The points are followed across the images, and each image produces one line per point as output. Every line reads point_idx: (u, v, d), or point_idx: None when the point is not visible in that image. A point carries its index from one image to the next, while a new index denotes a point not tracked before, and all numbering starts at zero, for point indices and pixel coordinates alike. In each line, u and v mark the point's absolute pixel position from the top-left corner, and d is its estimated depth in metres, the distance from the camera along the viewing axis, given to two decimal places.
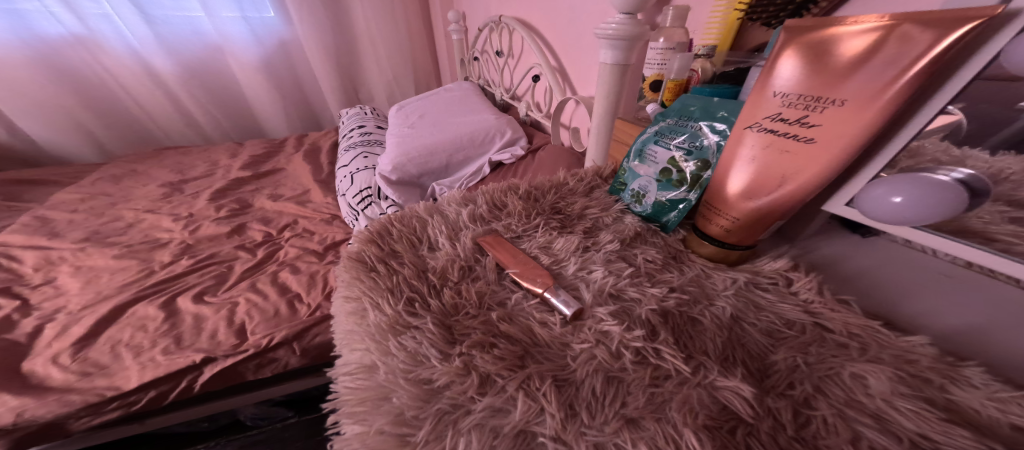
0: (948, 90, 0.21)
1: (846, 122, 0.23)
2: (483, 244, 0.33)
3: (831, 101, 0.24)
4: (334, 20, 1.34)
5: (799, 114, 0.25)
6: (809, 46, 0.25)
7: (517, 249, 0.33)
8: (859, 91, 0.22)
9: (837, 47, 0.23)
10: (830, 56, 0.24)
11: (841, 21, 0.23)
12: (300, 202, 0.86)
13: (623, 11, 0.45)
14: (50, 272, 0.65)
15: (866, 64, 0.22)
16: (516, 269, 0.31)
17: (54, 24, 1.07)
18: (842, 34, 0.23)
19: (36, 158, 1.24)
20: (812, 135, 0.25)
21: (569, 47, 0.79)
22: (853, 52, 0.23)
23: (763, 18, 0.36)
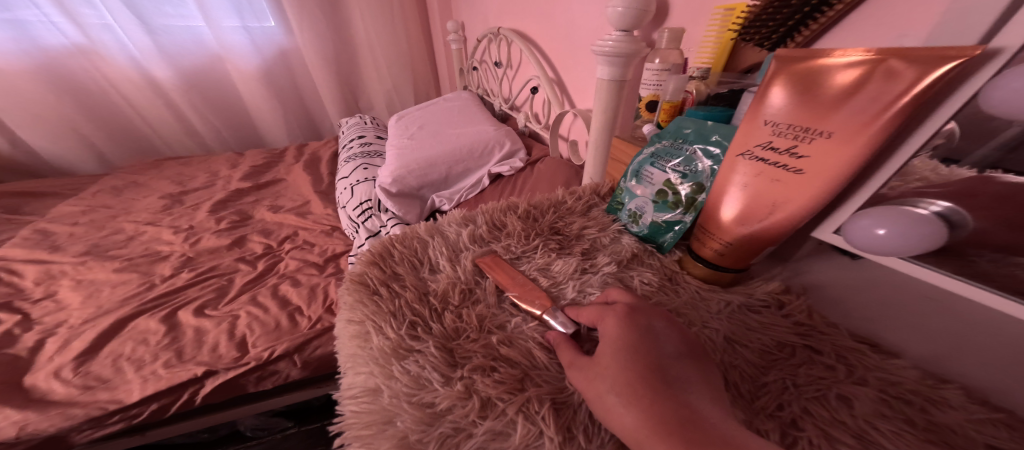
0: (934, 121, 0.22)
1: (834, 153, 0.24)
2: (483, 266, 0.34)
3: (819, 133, 0.25)
4: (335, 29, 1.35)
5: (789, 144, 0.26)
6: (797, 77, 0.26)
7: (515, 271, 0.34)
8: (845, 124, 0.23)
9: (827, 78, 0.24)
10: (819, 88, 0.25)
11: (829, 53, 0.24)
12: (301, 213, 0.87)
13: (620, 29, 0.47)
14: (51, 286, 0.65)
15: (853, 98, 0.23)
16: (515, 291, 0.32)
17: (56, 33, 1.08)
18: (830, 65, 0.24)
19: (37, 169, 1.24)
20: (801, 166, 0.26)
21: (567, 60, 0.80)
22: (843, 84, 0.24)
23: (755, 40, 0.37)
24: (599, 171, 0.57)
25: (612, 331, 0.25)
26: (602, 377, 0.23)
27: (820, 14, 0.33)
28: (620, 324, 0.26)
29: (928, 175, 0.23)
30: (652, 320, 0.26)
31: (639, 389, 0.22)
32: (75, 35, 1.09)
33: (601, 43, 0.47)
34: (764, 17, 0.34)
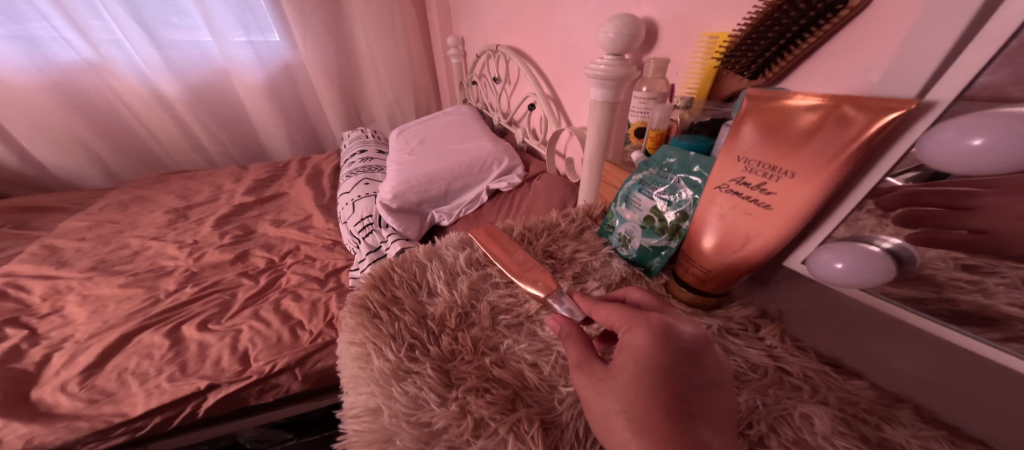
0: (884, 162, 0.24)
1: (798, 191, 0.26)
2: (473, 236, 0.41)
3: (785, 172, 0.27)
4: (338, 44, 1.39)
5: (759, 181, 0.28)
6: (765, 118, 0.28)
7: (510, 247, 0.39)
8: (807, 164, 0.26)
9: (792, 119, 0.26)
10: (783, 128, 0.27)
11: (792, 96, 0.26)
12: (302, 227, 0.89)
13: (611, 53, 0.49)
14: (57, 302, 0.66)
15: (814, 140, 0.25)
16: (508, 264, 0.37)
17: (67, 49, 1.11)
18: (792, 107, 0.26)
19: (45, 183, 1.26)
20: (770, 202, 0.28)
21: (563, 78, 0.83)
22: (804, 126, 0.26)
23: (740, 66, 0.39)
24: (592, 194, 0.59)
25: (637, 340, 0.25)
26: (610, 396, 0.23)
27: (818, 26, 0.33)
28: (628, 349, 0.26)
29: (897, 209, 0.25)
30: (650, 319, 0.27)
31: (656, 416, 0.21)
32: (86, 50, 1.12)
33: (594, 64, 0.50)
34: (754, 37, 0.36)
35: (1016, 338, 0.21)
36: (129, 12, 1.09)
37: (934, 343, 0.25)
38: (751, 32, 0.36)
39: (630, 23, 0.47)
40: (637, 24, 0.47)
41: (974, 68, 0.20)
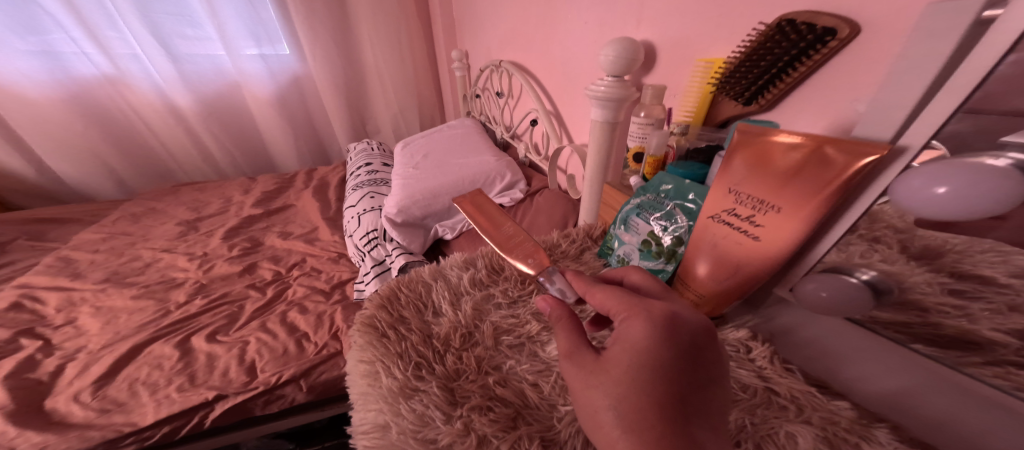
0: (865, 199, 0.25)
1: (783, 225, 0.28)
2: (465, 207, 0.46)
3: (772, 207, 0.28)
4: (345, 57, 1.43)
5: (749, 212, 0.30)
6: (754, 153, 0.30)
7: (501, 222, 0.43)
8: (791, 200, 0.27)
9: (778, 156, 0.28)
10: (770, 164, 0.29)
11: (777, 133, 0.28)
12: (309, 240, 0.91)
13: (611, 74, 0.51)
14: (71, 313, 0.68)
15: (797, 178, 0.27)
16: (499, 238, 0.42)
17: (87, 63, 1.15)
18: (778, 144, 0.28)
19: (61, 194, 1.29)
20: (758, 233, 0.29)
21: (565, 96, 0.85)
22: (790, 164, 0.27)
23: (735, 91, 0.41)
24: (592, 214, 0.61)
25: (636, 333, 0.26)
26: (593, 389, 0.26)
27: (806, 58, 0.35)
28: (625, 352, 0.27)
29: (888, 237, 0.26)
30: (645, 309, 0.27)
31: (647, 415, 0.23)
32: (105, 65, 1.16)
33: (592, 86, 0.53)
34: (748, 65, 0.38)
35: (995, 362, 0.23)
36: (146, 28, 1.13)
37: (901, 364, 0.27)
38: (748, 57, 0.38)
39: (629, 48, 0.50)
40: (636, 48, 0.50)
41: (940, 117, 0.21)
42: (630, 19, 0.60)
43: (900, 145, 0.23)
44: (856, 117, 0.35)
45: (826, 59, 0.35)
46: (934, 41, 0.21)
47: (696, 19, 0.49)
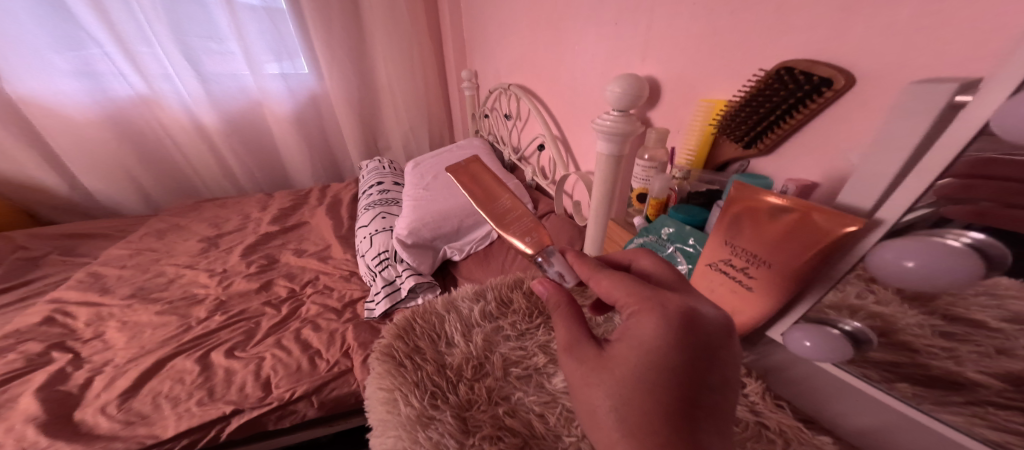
0: (847, 260, 0.27)
1: (774, 280, 0.31)
2: (455, 175, 0.45)
3: (763, 262, 0.31)
4: (360, 76, 1.49)
5: (744, 264, 0.33)
6: (749, 210, 0.32)
7: (495, 195, 0.44)
8: (782, 258, 0.30)
9: (771, 216, 0.30)
10: (763, 223, 0.31)
11: (769, 195, 0.30)
12: (322, 257, 0.94)
13: (617, 109, 0.54)
14: (99, 327, 0.72)
15: (787, 239, 0.29)
16: (492, 215, 0.43)
17: (124, 84, 1.21)
18: (770, 205, 0.30)
19: (90, 209, 1.35)
20: (751, 284, 0.32)
21: (572, 122, 0.88)
22: (782, 225, 0.29)
23: (737, 135, 0.43)
24: (597, 245, 0.64)
25: (647, 330, 0.28)
26: (594, 387, 0.28)
27: (806, 103, 0.37)
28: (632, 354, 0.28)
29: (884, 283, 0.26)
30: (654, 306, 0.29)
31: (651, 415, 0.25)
32: (140, 85, 1.23)
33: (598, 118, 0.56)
34: (748, 110, 0.40)
35: (976, 402, 0.25)
36: (180, 50, 1.20)
37: (880, 405, 0.30)
38: (747, 101, 0.40)
39: (633, 84, 0.52)
40: (641, 86, 0.52)
41: (912, 196, 0.24)
42: (630, 54, 0.63)
43: (875, 218, 0.26)
44: (850, 166, 0.36)
45: (824, 105, 0.37)
46: (909, 121, 0.24)
47: (692, 58, 0.51)
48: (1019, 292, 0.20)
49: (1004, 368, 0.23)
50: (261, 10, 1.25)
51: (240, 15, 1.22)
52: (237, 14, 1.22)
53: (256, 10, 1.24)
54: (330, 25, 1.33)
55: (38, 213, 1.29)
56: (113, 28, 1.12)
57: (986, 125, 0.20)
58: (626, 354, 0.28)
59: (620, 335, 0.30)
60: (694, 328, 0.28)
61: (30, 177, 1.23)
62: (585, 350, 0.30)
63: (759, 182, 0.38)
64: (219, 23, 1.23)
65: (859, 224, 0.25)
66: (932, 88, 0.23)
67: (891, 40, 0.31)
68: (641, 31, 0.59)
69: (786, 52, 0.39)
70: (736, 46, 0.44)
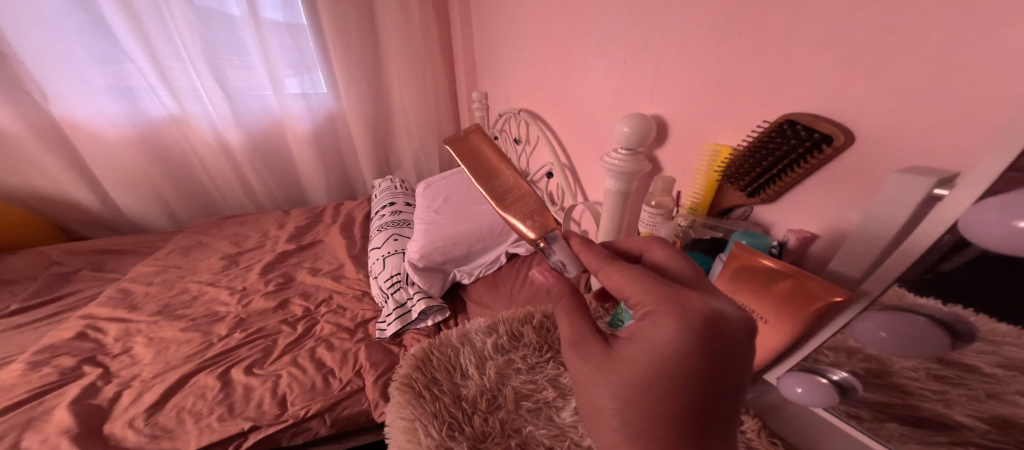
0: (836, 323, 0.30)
1: (770, 334, 0.34)
2: (452, 146, 0.44)
3: (761, 317, 0.34)
4: (375, 96, 1.55)
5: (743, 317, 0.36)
6: (747, 269, 0.34)
7: (496, 175, 0.43)
8: (777, 316, 0.33)
9: (767, 278, 0.33)
10: (761, 283, 0.34)
11: (764, 259, 0.33)
12: (335, 277, 0.98)
13: (626, 148, 0.57)
14: (127, 342, 0.76)
15: (782, 301, 0.32)
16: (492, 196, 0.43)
17: (157, 104, 1.28)
18: (766, 268, 0.33)
19: (118, 224, 1.41)
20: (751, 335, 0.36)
21: (580, 151, 0.91)
22: (778, 287, 0.32)
23: (742, 185, 0.47)
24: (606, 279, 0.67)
25: (663, 333, 0.29)
26: (598, 386, 0.30)
27: (809, 157, 0.39)
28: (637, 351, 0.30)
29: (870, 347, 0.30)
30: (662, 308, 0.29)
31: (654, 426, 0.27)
32: (172, 105, 1.29)
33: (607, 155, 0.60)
34: (751, 158, 0.43)
35: (959, 443, 0.27)
36: (211, 73, 1.27)
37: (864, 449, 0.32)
38: (752, 152, 0.43)
39: (641, 125, 0.56)
40: (649, 128, 0.55)
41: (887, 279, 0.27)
42: (636, 90, 0.66)
43: (860, 290, 0.28)
44: (846, 222, 0.40)
45: (828, 159, 0.39)
46: (895, 205, 0.28)
47: (699, 102, 0.53)
48: (1015, 339, 0.22)
49: (987, 411, 0.25)
50: (284, 27, 1.31)
51: (267, 35, 1.29)
52: (264, 37, 1.29)
53: (280, 29, 1.31)
54: (349, 48, 1.40)
55: (69, 228, 1.36)
56: (153, 53, 1.19)
57: (954, 222, 0.22)
58: (636, 356, 0.30)
59: (632, 336, 0.31)
60: (712, 334, 0.28)
61: (64, 193, 1.29)
62: (592, 348, 0.32)
63: (758, 242, 0.40)
64: (246, 42, 1.29)
65: (844, 297, 0.28)
66: (915, 180, 0.26)
67: (887, 101, 0.33)
68: (649, 70, 0.62)
69: (791, 105, 0.41)
70: (743, 95, 0.47)
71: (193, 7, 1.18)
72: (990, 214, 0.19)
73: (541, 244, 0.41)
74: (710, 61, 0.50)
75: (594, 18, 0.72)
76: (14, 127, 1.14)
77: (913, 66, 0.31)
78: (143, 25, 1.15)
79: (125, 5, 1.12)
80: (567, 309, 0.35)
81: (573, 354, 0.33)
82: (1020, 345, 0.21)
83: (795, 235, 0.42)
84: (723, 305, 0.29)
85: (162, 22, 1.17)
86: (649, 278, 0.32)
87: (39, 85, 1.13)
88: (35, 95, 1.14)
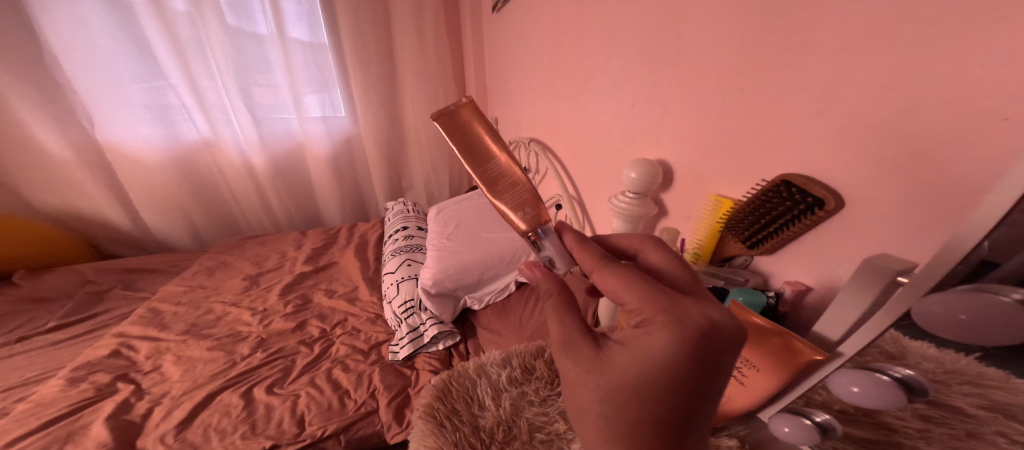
0: (811, 380, 0.33)
1: (760, 381, 0.38)
2: (440, 121, 0.41)
3: (753, 366, 0.38)
4: (390, 120, 1.62)
5: (741, 365, 0.40)
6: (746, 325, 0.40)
7: (487, 162, 0.42)
8: (765, 367, 0.37)
9: (760, 334, 0.38)
10: (756, 338, 0.38)
11: (759, 318, 0.38)
12: (350, 299, 1.03)
13: (634, 192, 0.63)
14: (157, 360, 0.82)
15: (769, 355, 0.36)
16: (481, 183, 0.43)
17: (192, 128, 1.37)
18: (761, 326, 0.38)
19: (146, 242, 1.50)
20: (744, 381, 0.40)
21: (590, 184, 0.96)
22: (769, 343, 0.37)
23: (743, 237, 0.52)
24: (609, 318, 0.68)
25: (657, 342, 0.30)
26: (586, 388, 0.33)
27: (806, 216, 0.43)
28: (628, 358, 0.32)
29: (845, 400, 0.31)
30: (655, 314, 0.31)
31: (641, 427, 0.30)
32: (205, 129, 1.38)
33: (616, 197, 0.66)
34: (750, 214, 0.48)
35: None
36: (243, 100, 1.37)
37: None
38: (756, 208, 0.47)
39: (648, 171, 0.60)
40: (655, 175, 0.60)
41: (862, 341, 0.29)
42: (644, 132, 0.71)
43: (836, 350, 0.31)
44: (837, 279, 0.44)
45: (824, 219, 0.42)
46: (861, 290, 0.30)
47: (704, 152, 0.58)
48: (999, 380, 0.22)
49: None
50: (308, 45, 1.39)
51: (292, 52, 1.37)
52: (291, 66, 1.38)
53: (303, 46, 1.38)
54: (368, 75, 1.48)
55: (100, 245, 1.45)
56: (195, 83, 1.30)
57: (907, 310, 0.24)
58: (626, 362, 0.31)
59: (625, 341, 0.32)
60: (704, 344, 0.29)
61: (100, 214, 1.39)
62: (582, 350, 0.34)
63: (751, 300, 0.46)
64: (272, 60, 1.37)
65: (824, 356, 0.31)
66: (878, 268, 0.28)
67: (869, 169, 0.37)
68: (657, 112, 0.66)
69: (785, 167, 0.46)
70: (746, 147, 0.51)
71: (229, 39, 1.28)
72: (936, 307, 0.22)
73: (532, 236, 0.42)
74: (718, 79, 0.53)
75: (603, 61, 0.78)
76: (62, 151, 1.25)
77: (892, 139, 0.35)
78: (185, 54, 1.25)
79: (172, 39, 1.22)
80: (557, 307, 0.37)
81: (565, 354, 0.35)
82: (1005, 391, 0.21)
83: (791, 286, 0.47)
84: (716, 312, 0.30)
85: (203, 54, 1.28)
86: (642, 285, 0.32)
87: (88, 112, 1.23)
88: (83, 122, 1.24)
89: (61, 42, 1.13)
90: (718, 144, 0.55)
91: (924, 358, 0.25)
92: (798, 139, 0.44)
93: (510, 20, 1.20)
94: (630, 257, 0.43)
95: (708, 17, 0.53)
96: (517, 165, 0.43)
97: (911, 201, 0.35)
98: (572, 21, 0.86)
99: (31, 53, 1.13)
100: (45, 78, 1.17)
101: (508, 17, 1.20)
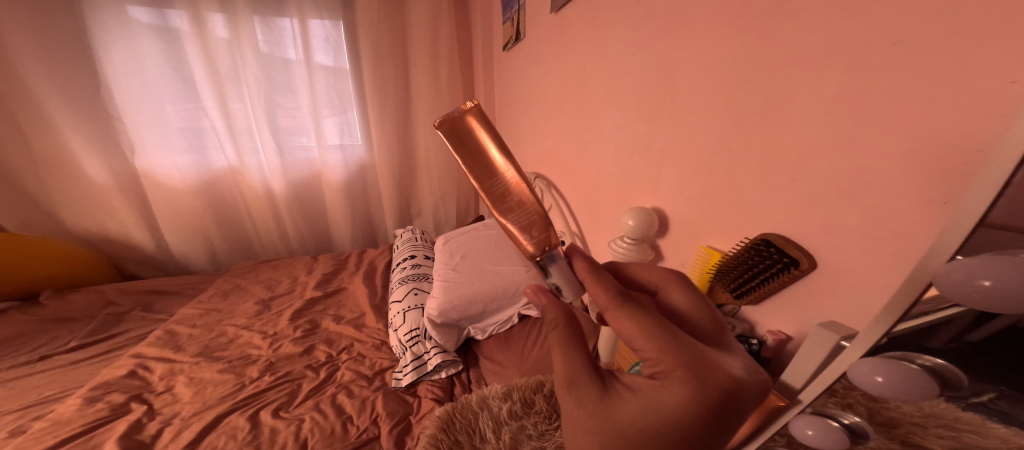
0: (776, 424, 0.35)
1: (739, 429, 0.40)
2: (441, 127, 0.38)
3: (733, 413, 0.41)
4: (403, 149, 1.70)
5: None
6: None
7: (490, 177, 0.38)
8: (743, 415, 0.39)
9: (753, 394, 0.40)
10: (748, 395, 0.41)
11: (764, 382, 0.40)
12: (357, 325, 1.06)
13: (631, 238, 0.69)
14: (170, 381, 0.86)
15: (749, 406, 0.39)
16: (486, 200, 0.38)
17: (221, 156, 1.47)
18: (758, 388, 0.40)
19: (165, 263, 1.57)
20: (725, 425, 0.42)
21: (592, 221, 1.02)
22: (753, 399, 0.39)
23: (729, 286, 0.57)
24: (609, 354, 0.72)
25: (674, 397, 0.31)
26: (588, 432, 0.33)
27: (787, 273, 0.49)
28: (637, 408, 0.32)
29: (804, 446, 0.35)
30: (677, 369, 0.31)
31: None
32: (233, 158, 1.48)
33: (617, 240, 0.72)
34: (735, 263, 0.54)
35: None
36: (270, 129, 1.47)
37: None
38: (741, 262, 0.53)
39: (644, 219, 0.66)
40: (650, 222, 0.66)
41: (819, 386, 0.32)
42: (641, 180, 0.77)
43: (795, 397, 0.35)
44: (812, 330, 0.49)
45: (800, 277, 0.48)
46: (817, 344, 0.35)
47: (697, 202, 0.64)
48: (972, 425, 0.25)
49: None
50: (331, 70, 1.49)
51: (316, 77, 1.47)
52: (315, 94, 1.48)
53: (327, 71, 1.49)
54: (385, 104, 1.58)
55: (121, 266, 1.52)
56: (228, 115, 1.41)
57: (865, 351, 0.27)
58: (634, 411, 0.32)
59: (636, 388, 0.33)
60: (724, 403, 0.30)
61: (126, 236, 1.46)
62: (587, 392, 0.34)
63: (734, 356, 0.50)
64: (297, 84, 1.48)
65: (785, 402, 0.35)
66: (824, 332, 0.35)
67: (860, 221, 0.41)
68: (653, 161, 0.73)
69: (769, 226, 0.52)
70: (735, 200, 0.57)
71: (263, 69, 1.40)
72: (864, 366, 0.26)
73: (539, 261, 0.38)
74: (722, 124, 0.57)
75: (603, 111, 0.86)
76: (100, 175, 1.35)
77: (874, 194, 0.39)
78: (222, 85, 1.37)
79: (213, 73, 1.35)
80: (562, 337, 0.38)
81: (568, 393, 0.35)
82: (977, 433, 0.24)
83: (773, 335, 0.53)
84: (739, 368, 0.31)
85: (237, 84, 1.40)
86: (663, 334, 0.32)
87: (130, 141, 1.34)
88: (124, 152, 1.35)
89: (117, 75, 1.27)
90: (723, 189, 0.58)
91: (903, 403, 0.27)
92: (780, 199, 0.50)
93: (519, 60, 1.30)
94: (649, 292, 0.43)
95: (707, 69, 0.58)
96: (526, 184, 0.38)
97: (900, 247, 0.38)
98: (577, 68, 0.94)
99: (85, 86, 1.26)
100: (93, 108, 1.28)
101: (517, 57, 1.30)
